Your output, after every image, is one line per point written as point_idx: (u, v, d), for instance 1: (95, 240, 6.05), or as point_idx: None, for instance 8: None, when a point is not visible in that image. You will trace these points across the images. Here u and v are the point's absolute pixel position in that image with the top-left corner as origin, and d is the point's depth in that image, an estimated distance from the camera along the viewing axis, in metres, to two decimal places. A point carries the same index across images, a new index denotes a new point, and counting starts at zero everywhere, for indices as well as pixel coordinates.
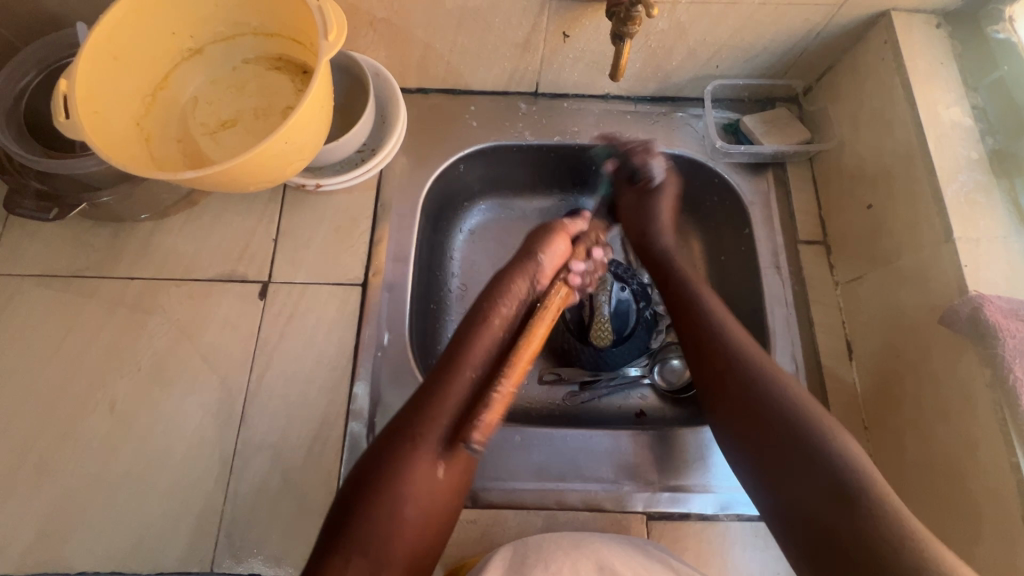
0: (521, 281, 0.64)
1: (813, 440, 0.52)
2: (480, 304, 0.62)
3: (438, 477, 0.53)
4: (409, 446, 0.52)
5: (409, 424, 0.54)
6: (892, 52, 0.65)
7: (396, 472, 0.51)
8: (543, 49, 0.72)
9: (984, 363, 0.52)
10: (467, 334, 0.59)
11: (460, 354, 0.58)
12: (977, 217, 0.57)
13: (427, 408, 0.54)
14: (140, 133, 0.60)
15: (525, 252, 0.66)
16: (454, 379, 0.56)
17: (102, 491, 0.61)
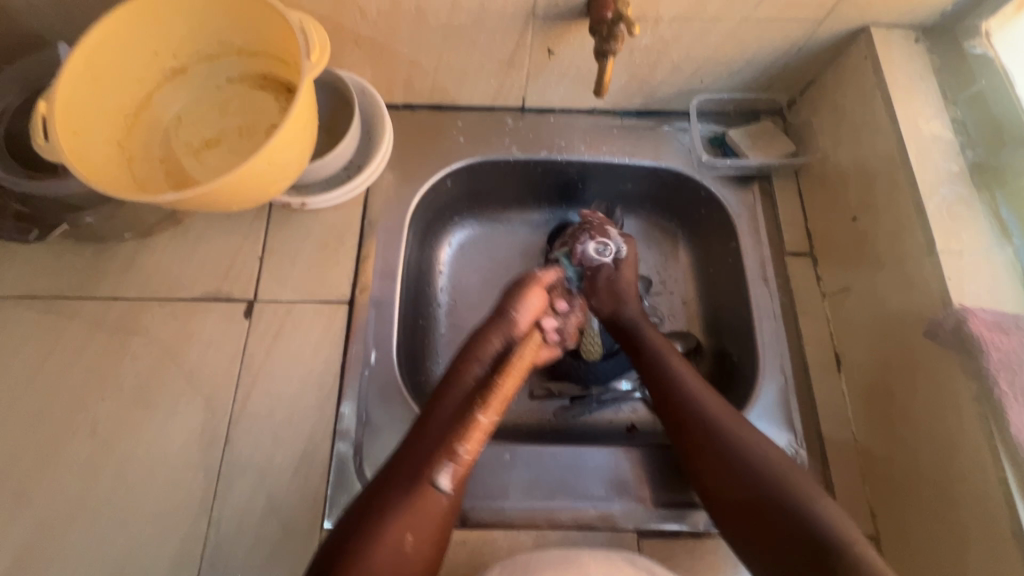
0: (493, 339, 0.63)
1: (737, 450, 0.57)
2: (455, 364, 0.62)
3: (405, 550, 0.52)
4: (375, 521, 0.52)
5: (376, 493, 0.54)
6: (873, 67, 0.66)
7: (363, 547, 0.51)
8: (528, 65, 0.72)
9: (969, 375, 0.52)
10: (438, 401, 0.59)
11: (427, 421, 0.57)
12: (959, 229, 0.58)
13: (393, 478, 0.54)
14: (122, 154, 0.59)
15: (498, 315, 0.64)
16: (421, 446, 0.55)
17: (82, 516, 0.59)
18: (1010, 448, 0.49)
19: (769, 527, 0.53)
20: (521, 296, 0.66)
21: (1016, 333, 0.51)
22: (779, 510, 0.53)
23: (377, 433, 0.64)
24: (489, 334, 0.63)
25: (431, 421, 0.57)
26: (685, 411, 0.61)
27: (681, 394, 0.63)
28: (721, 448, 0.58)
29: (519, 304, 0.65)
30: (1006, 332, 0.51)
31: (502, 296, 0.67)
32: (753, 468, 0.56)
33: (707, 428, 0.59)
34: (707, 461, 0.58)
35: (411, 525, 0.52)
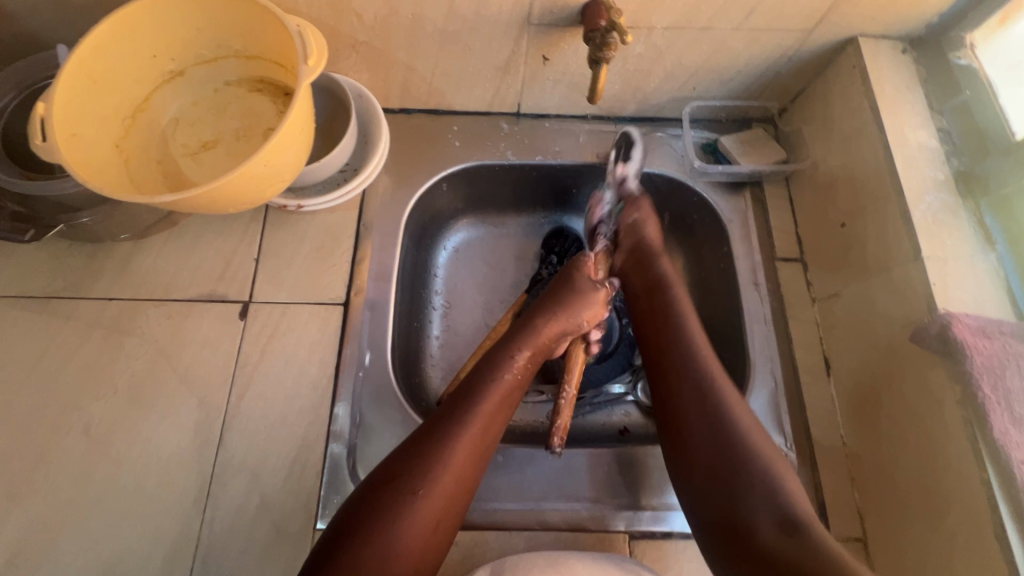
0: (547, 334, 0.67)
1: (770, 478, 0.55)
2: (504, 353, 0.64)
3: (431, 527, 0.52)
4: (402, 499, 0.52)
5: (404, 472, 0.53)
6: (861, 77, 0.67)
7: (393, 515, 0.51)
8: (524, 72, 0.73)
9: (954, 379, 0.53)
10: (484, 381, 0.61)
11: (474, 404, 0.59)
12: (945, 236, 0.59)
13: (428, 460, 0.54)
14: (120, 155, 0.60)
15: (565, 316, 0.69)
16: (463, 425, 0.57)
17: (74, 517, 0.59)
18: (993, 450, 0.50)
19: (744, 500, 0.54)
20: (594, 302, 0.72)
21: (999, 338, 0.52)
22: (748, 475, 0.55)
23: (371, 434, 0.65)
24: (547, 330, 0.67)
25: (478, 406, 0.59)
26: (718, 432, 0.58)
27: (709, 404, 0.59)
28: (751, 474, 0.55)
29: (583, 308, 0.70)
30: (989, 337, 0.52)
31: (568, 295, 0.70)
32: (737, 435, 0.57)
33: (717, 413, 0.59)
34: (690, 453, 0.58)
35: (441, 502, 0.53)
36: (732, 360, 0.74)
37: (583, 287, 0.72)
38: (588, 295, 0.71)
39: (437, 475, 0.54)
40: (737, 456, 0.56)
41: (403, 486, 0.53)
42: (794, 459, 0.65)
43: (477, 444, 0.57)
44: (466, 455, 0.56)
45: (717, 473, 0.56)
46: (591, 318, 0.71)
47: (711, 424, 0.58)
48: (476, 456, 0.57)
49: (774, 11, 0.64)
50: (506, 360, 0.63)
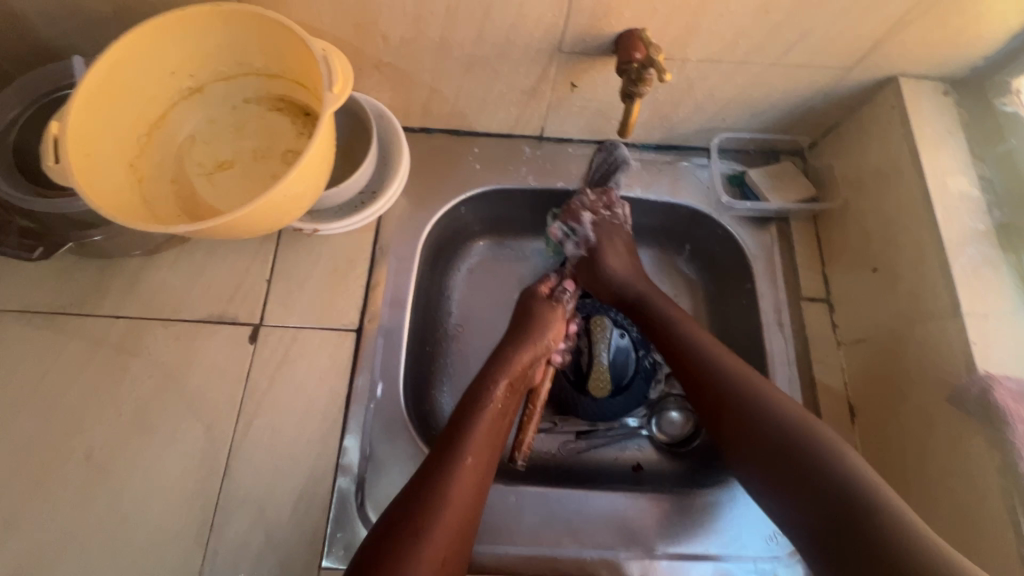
0: (522, 359, 0.68)
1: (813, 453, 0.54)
2: (479, 383, 0.64)
3: (439, 570, 0.51)
4: (407, 540, 0.50)
5: (405, 514, 0.52)
6: (901, 117, 0.65)
7: (398, 568, 0.49)
8: (550, 97, 0.71)
9: (992, 446, 0.51)
10: (465, 418, 0.60)
11: (460, 434, 0.58)
12: (985, 292, 0.57)
13: (427, 497, 0.53)
14: (133, 174, 0.58)
15: (516, 341, 0.69)
16: (458, 459, 0.56)
17: (72, 545, 0.57)
18: None
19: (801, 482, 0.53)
20: (551, 315, 0.73)
21: None
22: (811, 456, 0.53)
23: (381, 468, 0.63)
24: (515, 355, 0.67)
25: (466, 437, 0.58)
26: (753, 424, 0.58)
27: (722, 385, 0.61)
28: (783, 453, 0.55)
29: (548, 330, 0.71)
30: None
31: (528, 319, 0.72)
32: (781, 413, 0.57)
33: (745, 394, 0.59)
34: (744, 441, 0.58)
35: (445, 543, 0.52)
36: None
37: (544, 311, 0.73)
38: (550, 318, 0.72)
39: (439, 509, 0.53)
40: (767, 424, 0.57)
41: (404, 535, 0.51)
42: None
43: (474, 477, 0.57)
44: (465, 488, 0.55)
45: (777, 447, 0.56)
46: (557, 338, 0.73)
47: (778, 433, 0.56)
48: (472, 492, 0.56)
49: (814, 47, 0.61)
50: (485, 391, 0.63)
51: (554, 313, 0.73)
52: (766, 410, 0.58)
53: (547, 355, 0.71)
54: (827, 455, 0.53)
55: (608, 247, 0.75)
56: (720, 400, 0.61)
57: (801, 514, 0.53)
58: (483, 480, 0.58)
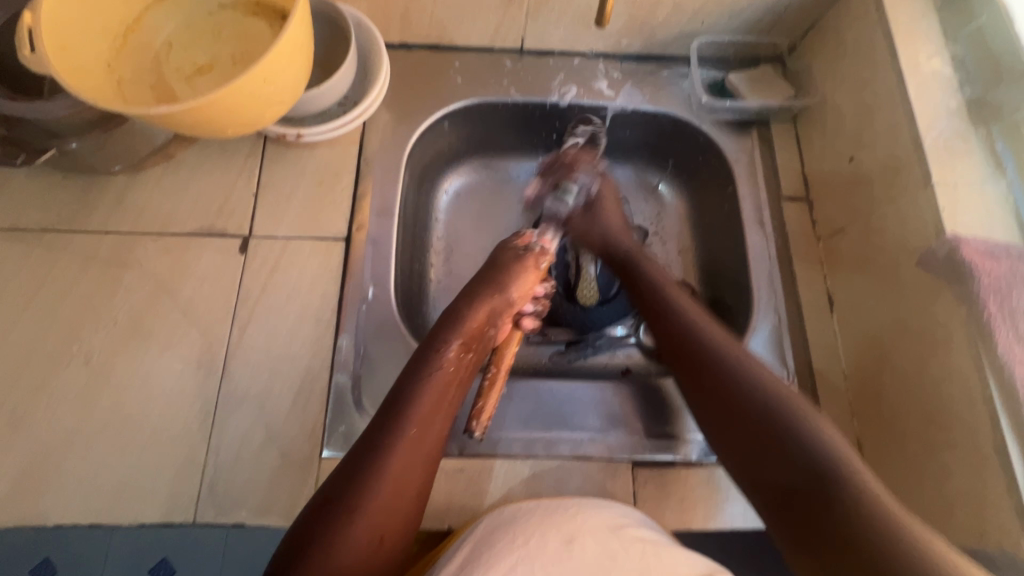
0: (476, 317, 0.62)
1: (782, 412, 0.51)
2: (430, 345, 0.59)
3: (369, 552, 0.47)
4: (336, 520, 0.47)
5: (339, 491, 0.49)
6: (875, 4, 0.65)
7: (324, 548, 0.46)
8: (528, 1, 0.71)
9: (960, 302, 0.53)
10: (411, 381, 0.55)
11: (405, 399, 0.54)
12: (955, 163, 0.58)
13: (359, 472, 0.49)
14: (112, 75, 0.57)
15: (472, 297, 0.64)
16: (398, 428, 0.52)
17: (78, 444, 0.59)
18: (997, 369, 0.50)
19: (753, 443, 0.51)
20: (512, 271, 0.67)
21: (1005, 259, 0.52)
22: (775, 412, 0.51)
23: (376, 366, 0.65)
24: (467, 314, 0.62)
25: (410, 403, 0.54)
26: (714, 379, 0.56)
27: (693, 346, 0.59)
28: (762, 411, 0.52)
29: (509, 280, 0.66)
30: (997, 259, 0.52)
31: (486, 275, 0.67)
32: (809, 423, 0.49)
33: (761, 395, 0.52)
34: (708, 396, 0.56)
35: (380, 520, 0.48)
36: (735, 304, 0.75)
37: (510, 261, 0.68)
38: (509, 266, 0.67)
39: (371, 488, 0.49)
40: (723, 363, 0.56)
41: (336, 518, 0.47)
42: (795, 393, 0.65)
43: (413, 450, 0.52)
44: (405, 462, 0.51)
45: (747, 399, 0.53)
46: (523, 292, 0.68)
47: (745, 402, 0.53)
48: (417, 463, 0.52)
49: None
50: (434, 351, 0.58)
51: (523, 263, 0.68)
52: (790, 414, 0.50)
53: (507, 309, 0.65)
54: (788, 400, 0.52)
55: (605, 199, 0.77)
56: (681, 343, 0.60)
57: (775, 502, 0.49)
58: (427, 451, 0.53)
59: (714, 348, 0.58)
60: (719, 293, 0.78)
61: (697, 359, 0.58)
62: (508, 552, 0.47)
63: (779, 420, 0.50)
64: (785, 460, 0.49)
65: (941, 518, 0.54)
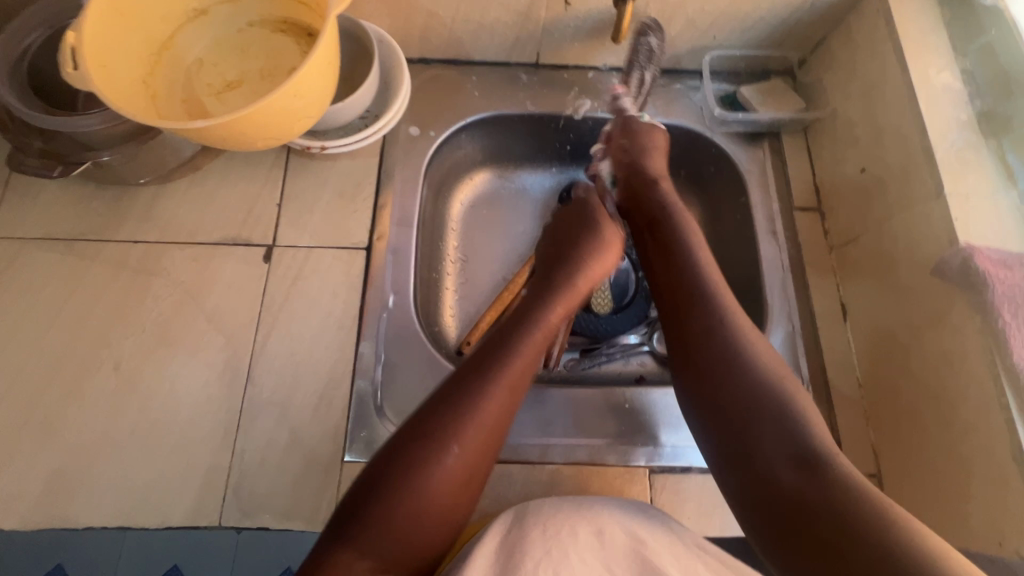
0: (573, 284, 0.65)
1: (791, 419, 0.52)
2: (530, 304, 0.62)
3: (458, 485, 0.49)
4: (433, 452, 0.48)
5: (433, 423, 0.50)
6: (885, 19, 0.67)
7: (419, 473, 0.48)
8: (545, 17, 0.73)
9: (974, 310, 0.54)
10: (513, 337, 0.57)
11: (507, 353, 0.55)
12: (967, 174, 0.59)
13: (455, 409, 0.51)
14: (147, 91, 0.59)
15: (573, 265, 0.66)
16: (498, 379, 0.53)
17: (106, 448, 0.60)
18: (1013, 378, 0.51)
19: (766, 443, 0.52)
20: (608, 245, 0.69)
21: (1019, 269, 0.53)
22: (782, 416, 0.52)
23: (395, 373, 0.66)
24: (563, 279, 0.65)
25: (511, 357, 0.55)
26: (733, 382, 0.55)
27: (709, 329, 0.58)
28: (774, 420, 0.52)
29: (603, 255, 0.68)
30: (1011, 268, 0.53)
31: (579, 237, 0.69)
32: (812, 440, 0.51)
33: (794, 431, 0.51)
34: (711, 397, 0.56)
35: (473, 459, 0.50)
36: (747, 311, 0.75)
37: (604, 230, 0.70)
38: (603, 235, 0.69)
39: (467, 426, 0.50)
40: (743, 367, 0.55)
41: (429, 443, 0.49)
42: (810, 400, 0.66)
43: (507, 403, 0.53)
44: (499, 412, 0.52)
45: (764, 415, 0.53)
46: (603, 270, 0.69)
47: (772, 423, 0.52)
48: (507, 407, 0.53)
49: None
50: (538, 315, 0.60)
51: (605, 240, 0.69)
52: (804, 436, 0.51)
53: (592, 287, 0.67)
54: (797, 417, 0.52)
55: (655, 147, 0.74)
56: (690, 329, 0.59)
57: (768, 510, 0.50)
58: (518, 402, 0.55)
59: (761, 380, 0.54)
60: None
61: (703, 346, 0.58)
62: (542, 541, 0.51)
63: (792, 429, 0.52)
64: (793, 473, 0.49)
65: (957, 525, 0.54)
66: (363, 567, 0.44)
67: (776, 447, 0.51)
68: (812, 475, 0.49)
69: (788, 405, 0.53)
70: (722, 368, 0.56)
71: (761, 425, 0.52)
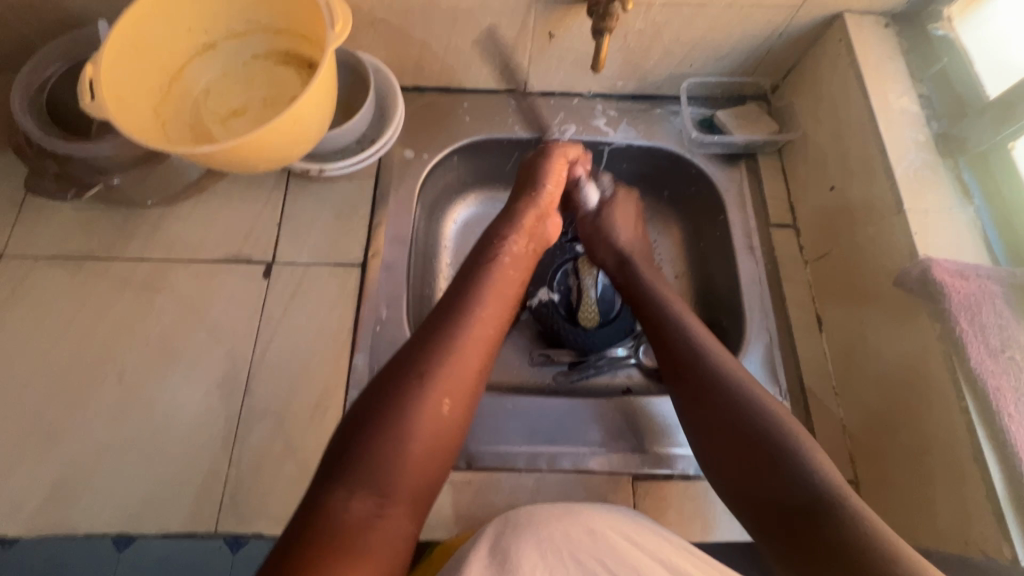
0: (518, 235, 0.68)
1: (794, 457, 0.51)
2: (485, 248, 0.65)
3: (443, 414, 0.51)
4: (411, 387, 0.50)
5: (409, 361, 0.52)
6: (846, 48, 0.71)
7: (399, 408, 0.49)
8: (530, 48, 0.78)
9: (935, 319, 0.57)
10: (474, 283, 0.60)
11: (466, 296, 0.58)
12: (925, 191, 0.63)
13: (428, 346, 0.53)
14: (157, 118, 0.64)
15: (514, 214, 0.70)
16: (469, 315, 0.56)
17: (108, 457, 0.63)
18: (970, 381, 0.53)
19: (765, 478, 0.51)
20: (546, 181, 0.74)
21: (974, 279, 0.56)
22: (780, 442, 0.52)
23: None
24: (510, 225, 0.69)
25: (473, 299, 0.58)
26: (730, 419, 0.55)
27: (698, 365, 0.59)
28: (773, 456, 0.51)
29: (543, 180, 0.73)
30: (966, 278, 0.56)
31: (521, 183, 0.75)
32: (825, 478, 0.49)
33: (789, 455, 0.51)
34: (711, 430, 0.56)
35: (455, 391, 0.52)
36: (728, 323, 0.78)
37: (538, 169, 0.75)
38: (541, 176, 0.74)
39: (442, 357, 0.52)
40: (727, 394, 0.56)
41: (408, 381, 0.51)
42: (788, 408, 0.69)
43: (484, 336, 0.56)
44: (475, 344, 0.55)
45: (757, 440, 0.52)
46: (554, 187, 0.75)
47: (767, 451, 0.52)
48: (484, 341, 0.56)
49: None
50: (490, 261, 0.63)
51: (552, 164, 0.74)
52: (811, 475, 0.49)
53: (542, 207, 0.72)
54: (801, 453, 0.51)
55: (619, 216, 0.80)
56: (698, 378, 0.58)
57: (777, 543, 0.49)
58: (493, 335, 0.57)
59: (730, 394, 0.56)
60: (713, 314, 0.82)
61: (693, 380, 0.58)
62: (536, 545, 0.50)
63: (800, 469, 0.50)
64: (798, 511, 0.48)
65: (927, 525, 0.56)
66: (359, 505, 0.45)
67: (783, 482, 0.50)
68: (820, 517, 0.47)
69: (789, 443, 0.52)
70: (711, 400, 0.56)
71: (760, 456, 0.52)
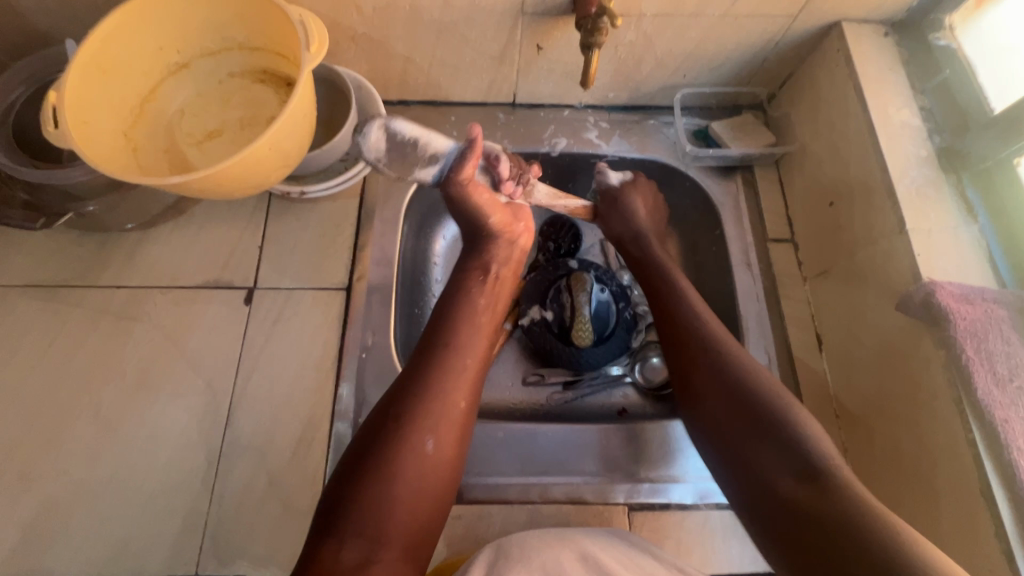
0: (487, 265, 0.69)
1: (790, 432, 0.54)
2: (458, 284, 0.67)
3: (429, 456, 0.52)
4: (393, 433, 0.52)
5: (394, 403, 0.54)
6: (845, 59, 0.69)
7: (384, 455, 0.51)
8: (518, 61, 0.75)
9: (939, 345, 0.55)
10: (450, 320, 0.62)
11: (442, 333, 0.60)
12: (928, 210, 0.61)
13: (410, 388, 0.55)
14: (128, 143, 0.62)
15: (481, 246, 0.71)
16: (449, 353, 0.59)
17: (84, 496, 0.61)
18: (977, 412, 0.51)
19: (759, 458, 0.54)
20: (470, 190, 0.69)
21: (981, 303, 0.53)
22: (780, 425, 0.54)
23: None
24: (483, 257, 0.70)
25: (448, 335, 0.60)
26: (729, 396, 0.58)
27: (725, 374, 0.59)
28: (771, 433, 0.54)
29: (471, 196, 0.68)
30: (972, 303, 0.53)
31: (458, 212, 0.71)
32: (818, 451, 0.52)
33: (794, 439, 0.53)
34: (708, 412, 0.58)
35: (439, 429, 0.54)
36: None
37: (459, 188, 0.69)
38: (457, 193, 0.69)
39: (423, 398, 0.54)
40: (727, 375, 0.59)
41: (393, 425, 0.53)
42: None
43: (467, 372, 0.58)
44: (457, 380, 0.57)
45: (757, 418, 0.55)
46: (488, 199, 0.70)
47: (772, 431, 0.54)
48: (465, 375, 0.58)
49: None
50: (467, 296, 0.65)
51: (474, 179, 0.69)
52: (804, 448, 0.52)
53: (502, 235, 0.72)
54: (796, 426, 0.54)
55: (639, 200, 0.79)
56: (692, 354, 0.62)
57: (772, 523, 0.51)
58: (473, 365, 0.59)
59: (741, 378, 0.58)
60: None
61: (694, 360, 0.61)
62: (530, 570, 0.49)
63: (793, 442, 0.53)
64: (798, 485, 0.50)
65: None
66: (350, 554, 0.47)
67: (781, 464, 0.52)
68: (820, 491, 0.49)
69: (797, 425, 0.54)
70: (717, 382, 0.59)
71: (763, 437, 0.54)
